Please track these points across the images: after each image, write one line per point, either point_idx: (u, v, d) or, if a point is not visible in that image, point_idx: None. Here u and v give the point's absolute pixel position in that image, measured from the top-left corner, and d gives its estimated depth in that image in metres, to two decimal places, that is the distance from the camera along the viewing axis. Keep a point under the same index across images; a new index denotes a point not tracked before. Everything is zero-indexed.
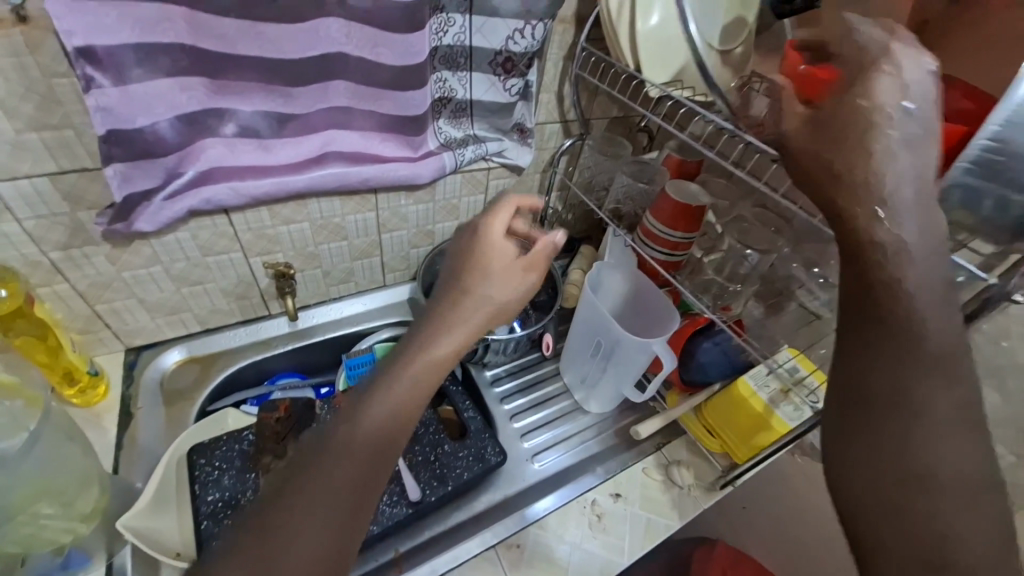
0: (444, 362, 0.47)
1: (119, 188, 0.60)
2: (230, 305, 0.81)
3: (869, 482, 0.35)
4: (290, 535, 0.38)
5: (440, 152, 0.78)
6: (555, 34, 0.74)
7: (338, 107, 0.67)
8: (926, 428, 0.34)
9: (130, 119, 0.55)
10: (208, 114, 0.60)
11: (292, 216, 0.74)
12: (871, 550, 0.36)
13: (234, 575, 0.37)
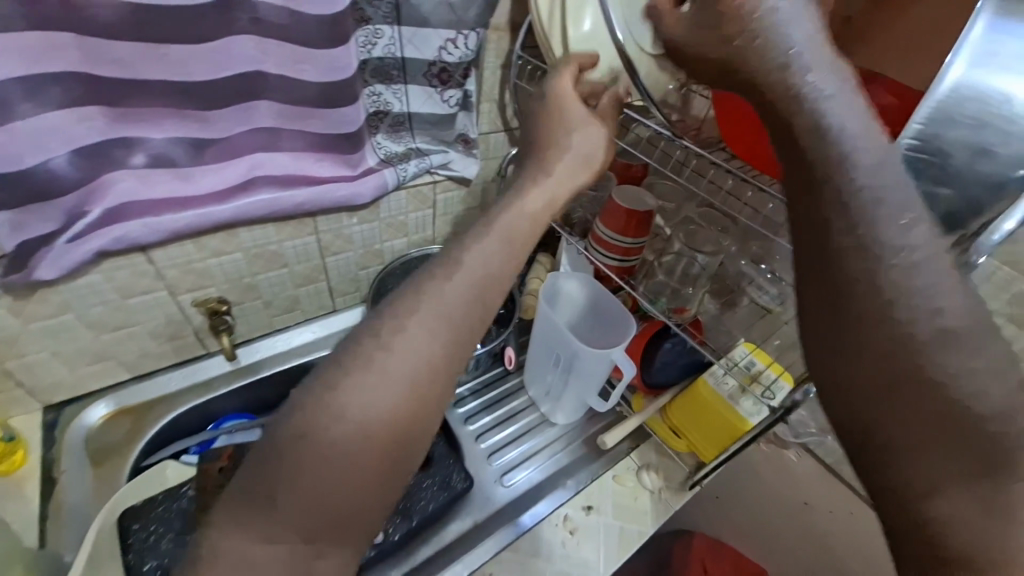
0: (529, 227, 0.48)
1: (11, 235, 0.53)
2: (162, 348, 0.75)
3: (860, 359, 0.34)
4: (382, 375, 0.39)
5: (380, 169, 0.74)
6: (490, 42, 0.72)
7: (262, 129, 0.63)
8: (914, 288, 0.33)
9: (19, 158, 0.49)
10: (112, 146, 0.55)
11: (222, 248, 0.69)
12: (875, 434, 0.34)
13: (339, 398, 0.38)
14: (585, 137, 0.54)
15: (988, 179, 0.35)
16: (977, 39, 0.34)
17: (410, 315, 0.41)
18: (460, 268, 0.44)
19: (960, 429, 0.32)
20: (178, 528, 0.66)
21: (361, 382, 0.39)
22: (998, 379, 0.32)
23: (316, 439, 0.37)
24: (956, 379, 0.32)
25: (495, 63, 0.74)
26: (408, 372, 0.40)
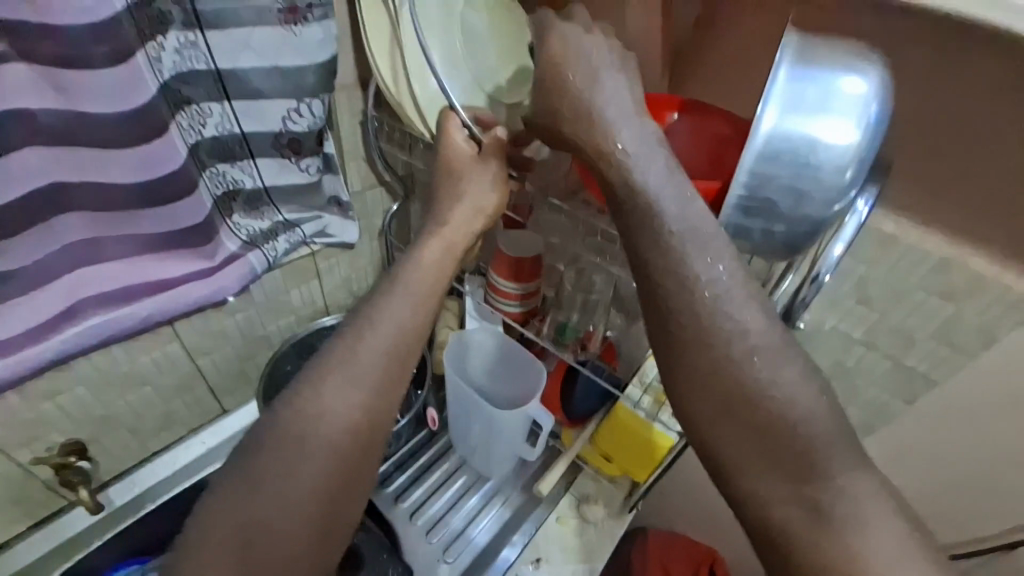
0: (435, 265, 0.51)
1: None
2: (7, 514, 0.63)
3: (698, 381, 0.35)
4: (317, 412, 0.42)
5: (245, 254, 0.66)
6: (341, 103, 0.68)
7: (81, 243, 0.54)
8: (728, 306, 0.35)
9: None
10: None
11: (57, 385, 0.59)
12: (720, 453, 0.35)
13: (272, 446, 0.41)
14: (472, 188, 0.55)
15: (815, 217, 0.38)
16: (782, 85, 0.36)
17: (324, 382, 0.44)
18: (369, 331, 0.46)
19: (782, 443, 0.33)
20: None
21: (284, 449, 0.41)
22: (807, 389, 0.34)
23: (251, 508, 0.39)
24: (771, 395, 0.34)
25: (350, 122, 0.70)
26: (330, 431, 0.42)
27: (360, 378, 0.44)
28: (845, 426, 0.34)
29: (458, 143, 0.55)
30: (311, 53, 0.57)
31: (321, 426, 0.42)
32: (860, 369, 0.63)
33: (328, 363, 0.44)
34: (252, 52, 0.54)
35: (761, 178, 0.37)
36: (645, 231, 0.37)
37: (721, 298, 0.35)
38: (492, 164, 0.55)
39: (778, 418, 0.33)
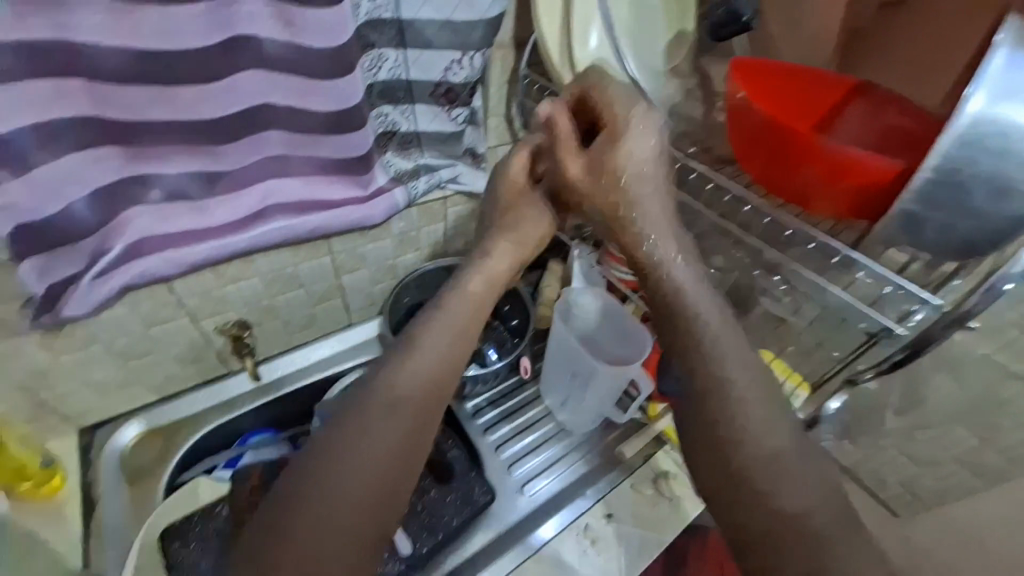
0: (505, 272, 0.60)
1: (39, 281, 0.56)
2: (186, 371, 0.77)
3: (714, 465, 0.47)
4: (409, 368, 0.53)
5: (391, 188, 0.74)
6: (496, 60, 0.73)
7: (272, 157, 0.63)
8: (741, 407, 0.47)
9: (37, 210, 0.52)
10: (129, 184, 0.56)
11: (240, 274, 0.71)
12: (739, 528, 0.44)
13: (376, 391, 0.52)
14: (527, 218, 0.61)
15: (1012, 214, 0.35)
16: (995, 71, 0.33)
17: (354, 444, 0.49)
18: (399, 376, 0.53)
19: (746, 478, 0.45)
20: (216, 546, 0.70)
21: (388, 388, 0.52)
22: (811, 490, 0.44)
23: (292, 541, 0.45)
24: (777, 485, 0.44)
25: (500, 80, 0.75)
26: (414, 383, 0.53)
27: (398, 425, 0.51)
28: (842, 515, 0.43)
29: (564, 130, 0.58)
30: (481, 9, 0.61)
31: (371, 447, 0.49)
32: (1017, 405, 0.57)
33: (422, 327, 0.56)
34: (430, 7, 0.60)
35: (957, 163, 0.34)
36: (678, 316, 0.53)
37: (734, 399, 0.48)
38: (579, 159, 0.58)
39: (786, 509, 0.43)
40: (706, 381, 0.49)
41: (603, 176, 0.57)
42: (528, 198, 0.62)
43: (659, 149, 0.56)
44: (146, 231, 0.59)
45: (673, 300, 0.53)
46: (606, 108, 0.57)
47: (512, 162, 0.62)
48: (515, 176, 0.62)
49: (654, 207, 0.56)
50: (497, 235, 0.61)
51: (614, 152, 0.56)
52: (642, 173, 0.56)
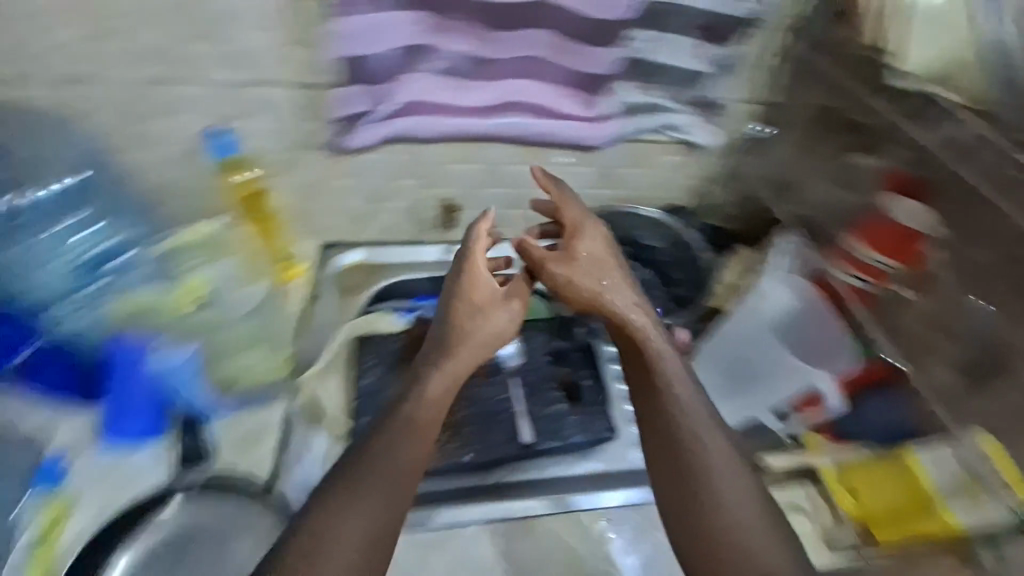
0: (500, 332, 0.61)
1: (341, 108, 0.69)
2: (396, 227, 0.83)
3: (686, 546, 0.50)
4: (413, 403, 0.54)
5: (617, 118, 0.74)
6: (777, 3, 0.68)
7: (533, 58, 0.68)
8: (710, 492, 0.50)
9: (362, 48, 0.64)
10: (427, 47, 0.65)
11: (467, 156, 0.77)
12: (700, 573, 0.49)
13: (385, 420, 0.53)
14: (494, 322, 0.61)
15: None
16: None
17: (347, 505, 0.47)
18: (390, 446, 0.51)
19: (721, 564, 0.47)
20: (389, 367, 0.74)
21: (418, 394, 0.55)
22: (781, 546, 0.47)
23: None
24: (745, 540, 0.47)
25: (776, 28, 0.70)
26: (431, 399, 0.55)
27: (385, 485, 0.49)
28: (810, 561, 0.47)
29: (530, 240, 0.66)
30: None
31: (373, 470, 0.49)
32: None
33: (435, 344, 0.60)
34: None
35: None
36: (657, 422, 0.54)
37: (711, 488, 0.50)
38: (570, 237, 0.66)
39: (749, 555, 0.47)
40: (700, 515, 0.49)
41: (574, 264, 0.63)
42: (525, 286, 0.65)
43: (609, 240, 0.66)
44: (420, 94, 0.69)
45: (660, 459, 0.53)
46: (568, 205, 0.68)
47: (473, 249, 0.64)
48: (480, 271, 0.63)
49: (627, 299, 0.61)
50: (512, 297, 0.64)
51: (580, 228, 0.66)
52: (611, 269, 0.64)
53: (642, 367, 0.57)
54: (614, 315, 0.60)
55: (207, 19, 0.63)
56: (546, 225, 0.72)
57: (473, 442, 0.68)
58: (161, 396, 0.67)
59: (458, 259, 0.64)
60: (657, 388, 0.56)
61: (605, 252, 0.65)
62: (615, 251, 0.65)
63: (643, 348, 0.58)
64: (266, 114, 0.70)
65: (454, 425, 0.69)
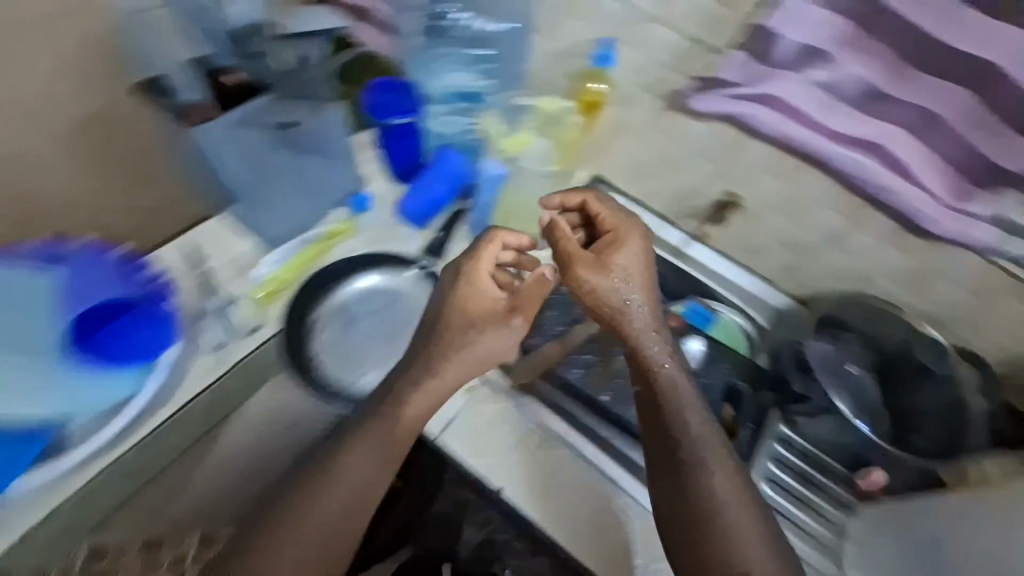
0: (507, 344, 0.61)
1: (730, 69, 0.75)
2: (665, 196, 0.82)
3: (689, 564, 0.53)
4: (336, 469, 0.55)
5: (979, 220, 0.69)
6: None
7: (936, 116, 0.68)
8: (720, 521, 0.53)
9: (792, 28, 0.71)
10: (850, 53, 0.70)
11: (788, 174, 0.77)
12: None
13: (336, 475, 0.55)
14: (489, 341, 0.61)
15: None
16: None
17: (307, 510, 0.54)
18: (351, 470, 0.55)
19: None
20: None
21: (325, 476, 0.55)
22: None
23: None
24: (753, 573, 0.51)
25: None
26: (354, 480, 0.55)
27: (339, 500, 0.55)
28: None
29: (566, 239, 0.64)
30: None
31: (299, 534, 0.53)
32: None
33: (405, 379, 0.59)
34: None
35: None
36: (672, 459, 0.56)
37: (722, 519, 0.53)
38: (613, 253, 0.62)
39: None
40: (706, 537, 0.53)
41: (593, 289, 0.61)
42: (534, 300, 0.63)
43: (647, 263, 0.63)
44: (796, 95, 0.72)
45: (674, 489, 0.55)
46: (613, 219, 0.66)
47: (479, 253, 0.64)
48: (480, 259, 0.64)
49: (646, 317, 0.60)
50: (509, 313, 0.62)
51: (620, 250, 0.63)
52: (636, 294, 0.61)
53: (660, 426, 0.57)
54: (632, 346, 0.60)
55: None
56: (574, 225, 0.69)
57: (622, 395, 0.70)
58: (451, 188, 0.79)
59: (461, 260, 0.64)
60: (670, 437, 0.56)
61: (639, 265, 0.62)
62: (650, 269, 0.63)
63: (667, 409, 0.57)
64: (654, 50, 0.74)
65: (615, 370, 0.71)
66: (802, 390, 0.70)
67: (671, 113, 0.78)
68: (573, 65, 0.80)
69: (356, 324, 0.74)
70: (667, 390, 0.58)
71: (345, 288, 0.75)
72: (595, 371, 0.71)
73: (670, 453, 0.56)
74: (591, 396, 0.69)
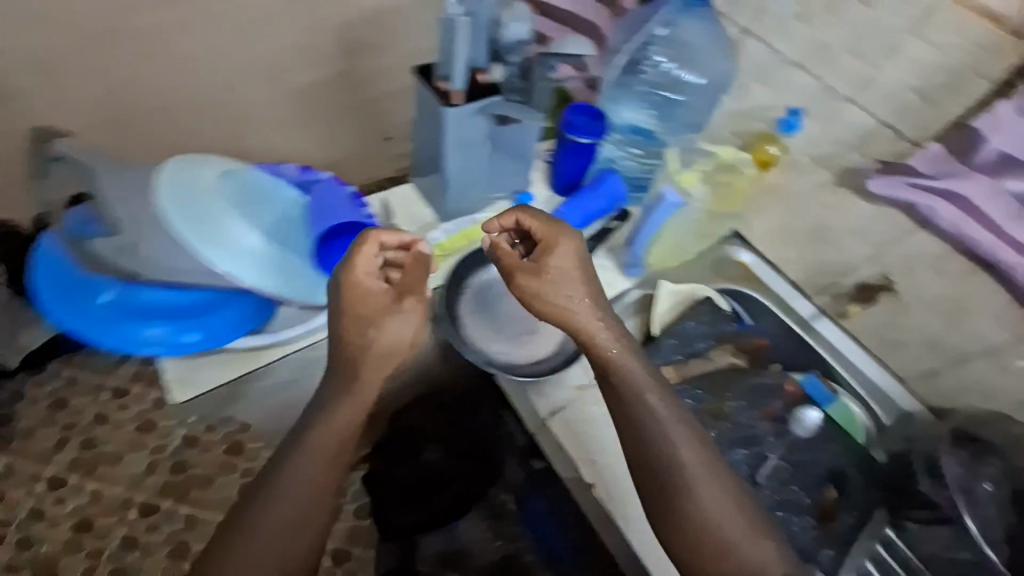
0: (404, 342, 0.68)
1: (916, 159, 0.72)
2: None
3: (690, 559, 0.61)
4: (285, 478, 0.64)
5: None
6: None
7: None
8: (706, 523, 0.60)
9: (994, 136, 0.66)
10: None
11: (952, 275, 0.75)
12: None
13: (250, 519, 0.63)
14: (396, 327, 0.67)
15: None
16: None
17: (308, 451, 0.65)
18: (329, 418, 0.66)
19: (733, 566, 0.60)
20: (710, 332, 0.82)
21: (274, 488, 0.64)
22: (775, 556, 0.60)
23: (254, 520, 0.63)
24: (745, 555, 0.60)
25: None
26: (303, 483, 0.64)
27: (327, 440, 0.66)
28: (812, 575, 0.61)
29: (502, 254, 0.67)
30: None
31: (270, 525, 0.63)
32: None
33: (280, 455, 0.66)
34: None
35: None
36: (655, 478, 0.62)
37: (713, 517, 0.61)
38: (544, 259, 0.67)
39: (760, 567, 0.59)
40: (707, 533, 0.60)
41: (535, 296, 0.66)
42: (417, 282, 0.68)
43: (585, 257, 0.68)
44: (974, 195, 0.68)
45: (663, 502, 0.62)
46: (544, 227, 0.67)
47: (354, 262, 0.65)
48: (363, 261, 0.65)
49: (583, 318, 0.66)
50: (376, 343, 0.67)
51: (554, 253, 0.66)
52: (577, 289, 0.66)
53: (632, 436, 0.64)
54: (585, 336, 0.66)
55: (889, 45, 0.70)
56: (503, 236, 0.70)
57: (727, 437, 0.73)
58: (607, 208, 0.87)
59: (338, 273, 0.66)
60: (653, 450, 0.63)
61: (573, 268, 0.67)
62: (588, 270, 0.68)
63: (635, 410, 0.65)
64: (846, 128, 0.76)
65: (725, 413, 0.75)
66: (928, 494, 0.70)
67: (845, 190, 0.80)
68: (750, 127, 0.84)
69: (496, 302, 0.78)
70: (622, 374, 0.66)
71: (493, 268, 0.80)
72: (706, 407, 0.74)
73: (659, 458, 0.63)
74: None
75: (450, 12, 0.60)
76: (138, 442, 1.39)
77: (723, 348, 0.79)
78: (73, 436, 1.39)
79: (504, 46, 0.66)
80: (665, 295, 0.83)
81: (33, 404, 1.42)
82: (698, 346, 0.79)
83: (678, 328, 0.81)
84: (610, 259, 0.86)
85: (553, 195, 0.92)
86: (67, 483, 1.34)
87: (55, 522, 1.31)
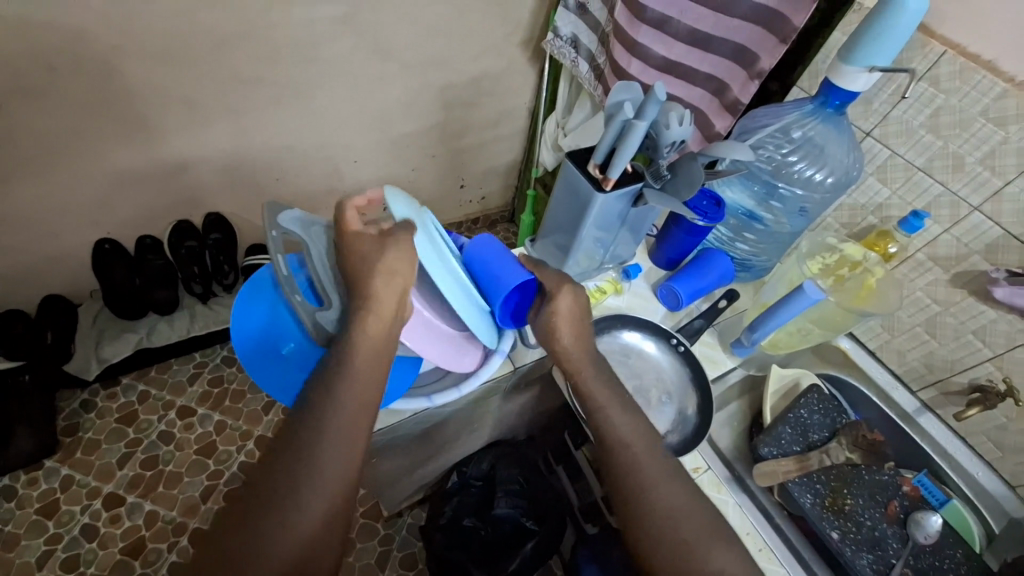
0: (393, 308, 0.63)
1: None
2: (912, 359, 0.90)
3: None
4: (329, 430, 0.58)
5: None
6: None
7: None
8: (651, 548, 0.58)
9: None
10: None
11: None
12: None
13: (298, 482, 0.56)
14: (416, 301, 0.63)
15: None
16: None
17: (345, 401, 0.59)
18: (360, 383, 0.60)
19: None
20: (824, 421, 0.82)
21: (318, 452, 0.57)
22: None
23: (282, 514, 0.54)
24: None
25: None
26: (346, 436, 0.59)
27: (361, 408, 0.60)
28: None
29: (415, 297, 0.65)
30: None
31: (329, 481, 0.57)
32: None
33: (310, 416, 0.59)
34: None
35: None
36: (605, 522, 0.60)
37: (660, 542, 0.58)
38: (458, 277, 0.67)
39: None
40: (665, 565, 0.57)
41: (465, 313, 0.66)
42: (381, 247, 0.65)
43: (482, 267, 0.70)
44: None
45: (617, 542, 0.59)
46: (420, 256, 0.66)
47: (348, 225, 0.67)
48: (369, 243, 0.65)
49: None
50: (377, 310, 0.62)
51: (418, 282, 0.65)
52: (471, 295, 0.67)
53: None
54: None
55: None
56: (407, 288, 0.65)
57: (852, 538, 0.74)
58: (716, 285, 0.89)
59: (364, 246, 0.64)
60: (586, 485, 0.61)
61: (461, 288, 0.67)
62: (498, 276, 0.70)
63: None
64: (966, 231, 0.77)
65: (847, 511, 0.76)
66: None
67: (964, 291, 0.80)
68: (862, 221, 0.89)
69: (627, 365, 0.81)
70: None
71: (615, 336, 0.83)
72: (827, 504, 0.76)
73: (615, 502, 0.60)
74: (819, 528, 0.74)
75: (623, 115, 0.66)
76: (201, 463, 1.39)
77: (840, 440, 0.80)
78: (138, 453, 1.39)
79: (663, 144, 0.69)
80: (774, 377, 0.85)
81: (104, 417, 1.42)
82: (816, 436, 0.81)
83: (790, 415, 0.82)
84: (717, 337, 0.87)
85: (656, 267, 0.94)
86: (126, 500, 1.32)
87: (108, 541, 1.27)
